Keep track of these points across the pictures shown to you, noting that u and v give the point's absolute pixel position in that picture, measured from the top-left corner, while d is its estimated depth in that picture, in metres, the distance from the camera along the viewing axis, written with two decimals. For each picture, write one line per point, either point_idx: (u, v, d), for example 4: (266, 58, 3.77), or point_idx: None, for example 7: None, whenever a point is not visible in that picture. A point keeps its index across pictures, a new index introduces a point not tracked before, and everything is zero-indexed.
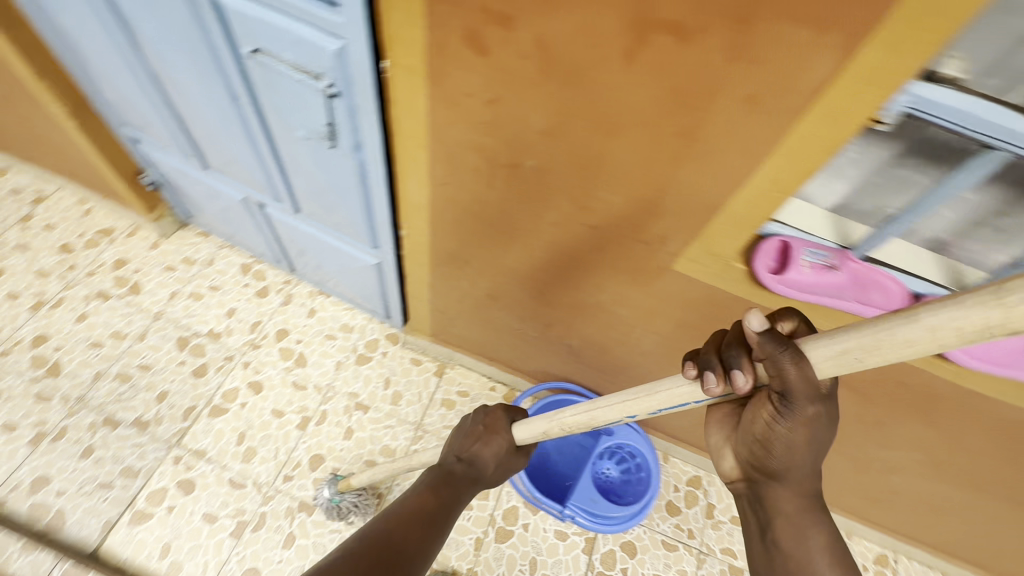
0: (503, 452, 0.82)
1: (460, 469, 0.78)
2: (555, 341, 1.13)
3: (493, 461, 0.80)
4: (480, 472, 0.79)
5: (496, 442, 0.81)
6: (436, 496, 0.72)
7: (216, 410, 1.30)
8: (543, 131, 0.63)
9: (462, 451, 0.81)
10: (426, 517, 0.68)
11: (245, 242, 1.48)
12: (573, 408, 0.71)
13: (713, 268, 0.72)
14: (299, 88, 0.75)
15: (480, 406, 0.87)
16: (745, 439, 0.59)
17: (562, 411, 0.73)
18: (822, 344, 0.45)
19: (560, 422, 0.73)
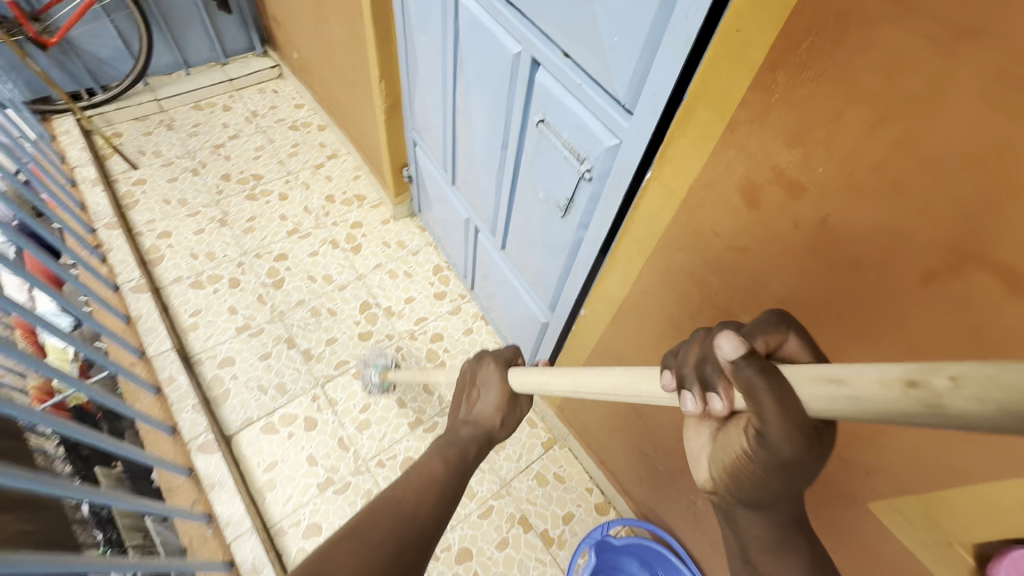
0: (509, 399, 0.80)
1: (471, 430, 0.75)
2: (678, 487, 1.01)
3: (496, 410, 0.78)
4: (487, 425, 0.77)
5: (494, 394, 0.79)
6: (447, 461, 0.66)
7: (360, 373, 1.47)
8: (779, 299, 0.58)
9: (469, 416, 0.78)
10: (433, 478, 0.61)
11: (448, 249, 1.67)
12: (559, 380, 0.68)
13: (924, 535, 0.57)
14: (560, 161, 0.83)
15: (471, 359, 0.85)
16: (719, 458, 0.49)
17: (546, 378, 0.71)
18: (812, 379, 0.37)
19: (546, 385, 0.71)
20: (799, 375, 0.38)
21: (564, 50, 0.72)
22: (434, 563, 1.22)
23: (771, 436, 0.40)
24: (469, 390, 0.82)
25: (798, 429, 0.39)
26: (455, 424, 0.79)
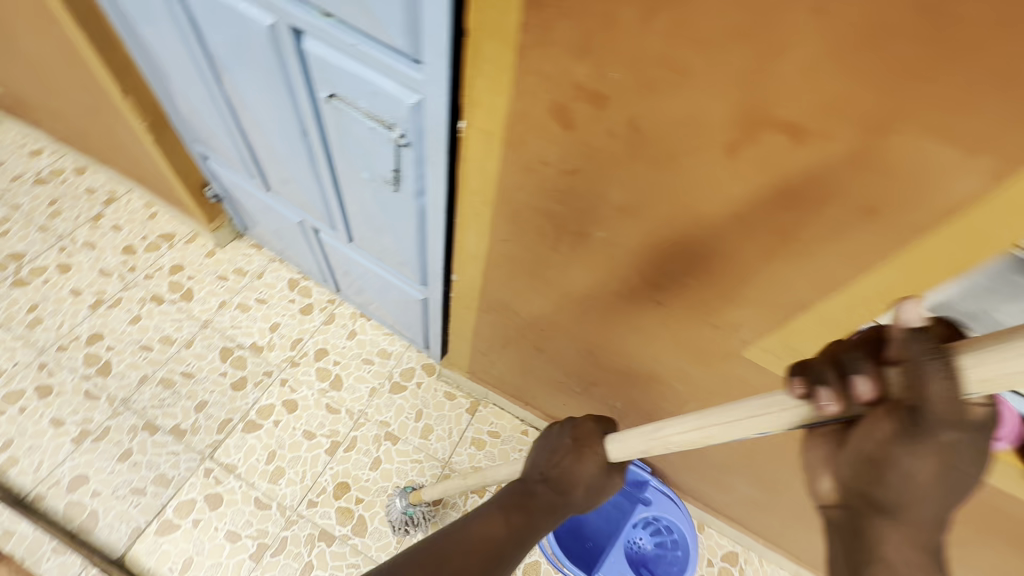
0: (594, 473, 0.68)
1: (547, 491, 0.66)
2: (598, 399, 1.08)
3: (580, 484, 0.68)
4: (564, 495, 0.67)
5: (587, 461, 0.68)
6: (508, 529, 0.60)
7: (250, 425, 1.31)
8: (620, 208, 0.59)
9: (551, 469, 0.68)
10: (487, 550, 0.57)
11: (296, 259, 1.50)
12: (676, 426, 0.55)
13: (789, 362, 0.66)
14: (369, 134, 0.74)
15: (567, 416, 0.74)
16: (848, 461, 0.41)
17: (660, 427, 0.57)
18: (990, 343, 0.32)
19: (664, 442, 0.57)
20: (973, 339, 0.33)
21: (322, 9, 0.62)
22: None
23: (933, 414, 0.34)
24: (556, 442, 0.71)
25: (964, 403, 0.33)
26: (529, 472, 0.71)
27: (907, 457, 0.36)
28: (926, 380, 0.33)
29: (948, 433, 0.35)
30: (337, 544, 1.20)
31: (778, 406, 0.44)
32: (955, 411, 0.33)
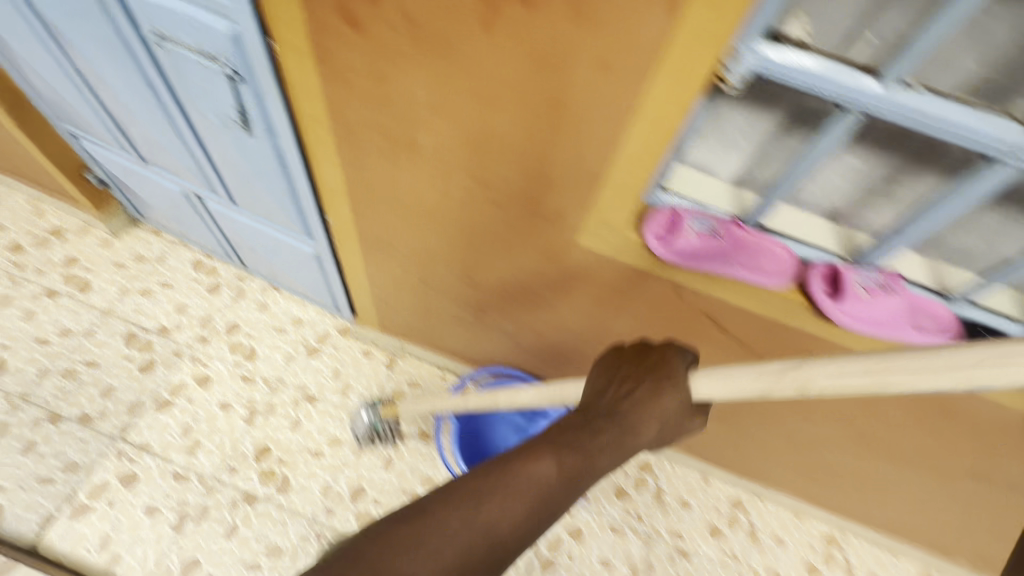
0: (666, 413, 0.57)
1: (612, 429, 0.56)
2: (493, 326, 1.13)
3: (651, 426, 0.57)
4: (633, 437, 0.56)
5: (659, 403, 0.57)
6: (563, 470, 0.52)
7: (162, 404, 1.31)
8: (429, 108, 0.64)
9: (615, 405, 0.58)
10: (535, 490, 0.50)
11: (196, 239, 1.49)
12: (828, 368, 0.45)
13: (612, 241, 0.73)
14: (204, 73, 0.77)
15: (642, 352, 0.62)
16: None
17: (801, 366, 0.47)
18: None
19: (802, 383, 0.47)
20: None
21: None
22: (333, 516, 1.23)
23: None
24: (624, 375, 0.61)
25: None
26: (588, 402, 0.62)
27: None
28: None
29: None
30: (261, 503, 1.22)
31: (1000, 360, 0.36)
32: None
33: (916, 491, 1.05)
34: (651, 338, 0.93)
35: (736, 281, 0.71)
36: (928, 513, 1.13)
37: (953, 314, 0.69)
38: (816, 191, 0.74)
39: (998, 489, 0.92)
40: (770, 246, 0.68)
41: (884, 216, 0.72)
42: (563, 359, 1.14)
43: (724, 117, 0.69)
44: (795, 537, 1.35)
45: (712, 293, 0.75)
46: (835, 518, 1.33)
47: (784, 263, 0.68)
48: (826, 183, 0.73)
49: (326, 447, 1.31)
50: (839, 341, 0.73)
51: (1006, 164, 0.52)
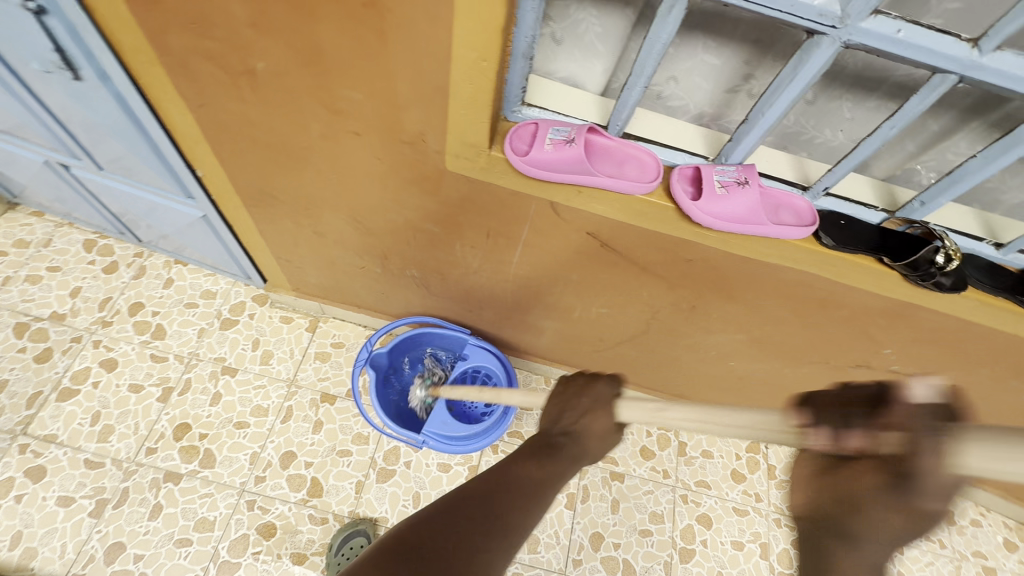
0: (609, 431, 0.63)
1: (569, 445, 0.63)
2: (400, 274, 1.11)
3: (600, 440, 0.63)
4: (585, 449, 0.63)
5: (599, 424, 0.63)
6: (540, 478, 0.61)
7: (65, 393, 1.24)
8: (250, 24, 0.60)
9: (568, 425, 0.64)
10: (522, 492, 0.59)
11: (83, 218, 1.38)
12: (680, 410, 0.55)
13: (479, 162, 0.70)
14: (4, 8, 0.68)
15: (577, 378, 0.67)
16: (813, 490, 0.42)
17: (663, 410, 0.56)
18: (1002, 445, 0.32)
19: (664, 420, 0.56)
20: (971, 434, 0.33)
21: None
22: (263, 484, 1.21)
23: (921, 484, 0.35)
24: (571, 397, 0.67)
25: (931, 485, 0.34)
26: (547, 423, 0.67)
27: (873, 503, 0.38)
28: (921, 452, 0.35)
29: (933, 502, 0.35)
30: (185, 480, 1.19)
31: (771, 427, 0.47)
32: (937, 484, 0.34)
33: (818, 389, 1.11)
34: (547, 266, 0.93)
35: (605, 191, 0.69)
36: None
37: (810, 205, 0.71)
38: (681, 95, 0.73)
39: (882, 375, 0.98)
40: (634, 152, 0.69)
41: (745, 112, 0.73)
42: (475, 300, 1.13)
43: (576, 20, 0.66)
44: (721, 449, 1.42)
45: (586, 208, 0.74)
46: None
47: (649, 168, 0.69)
48: (688, 85, 0.72)
49: (250, 417, 1.27)
50: (710, 243, 0.74)
51: (825, 34, 0.52)
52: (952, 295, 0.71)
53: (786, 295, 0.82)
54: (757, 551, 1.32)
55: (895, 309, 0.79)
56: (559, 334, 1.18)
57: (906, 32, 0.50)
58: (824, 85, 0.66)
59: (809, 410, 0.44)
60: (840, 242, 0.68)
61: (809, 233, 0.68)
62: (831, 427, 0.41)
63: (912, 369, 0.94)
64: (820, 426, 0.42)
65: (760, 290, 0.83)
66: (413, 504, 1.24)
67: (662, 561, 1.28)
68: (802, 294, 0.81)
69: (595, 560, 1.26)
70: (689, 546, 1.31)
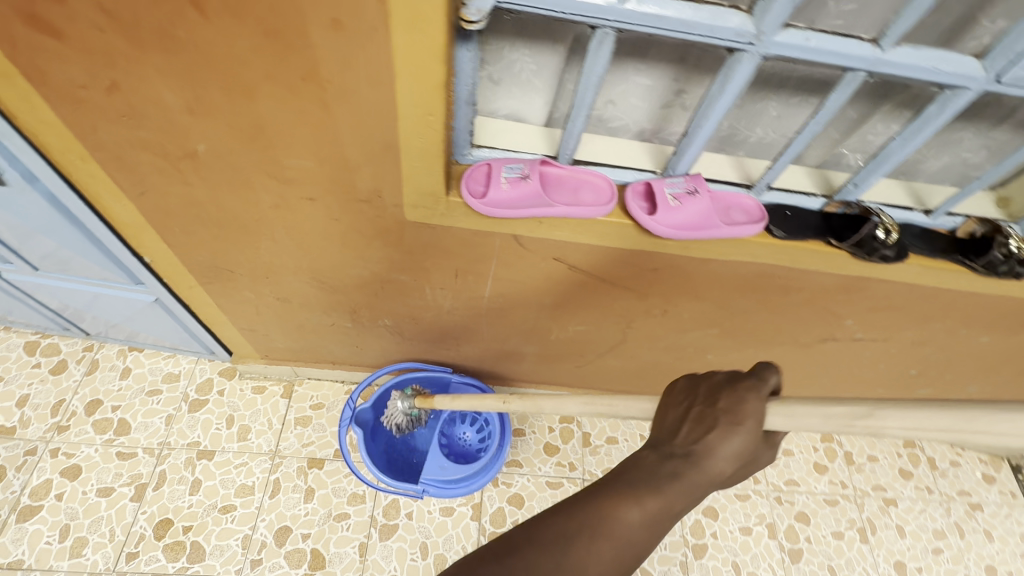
0: (737, 451, 0.52)
1: (690, 470, 0.51)
2: (372, 325, 1.09)
3: (729, 464, 0.51)
4: (710, 474, 0.51)
5: (732, 442, 0.51)
6: (645, 518, 0.49)
7: (26, 512, 1.14)
8: (185, 110, 0.58)
9: (689, 442, 0.53)
10: (619, 535, 0.49)
11: (21, 320, 1.29)
12: (901, 419, 0.45)
13: (438, 210, 0.71)
14: None
15: (702, 377, 0.56)
16: None
17: (874, 415, 0.46)
18: None
19: (870, 428, 0.47)
20: None
21: None
22: (260, 567, 1.15)
23: None
24: (698, 406, 0.54)
25: None
26: (660, 436, 0.57)
27: None
28: None
29: None
30: None
31: None
32: None
33: (793, 367, 1.15)
34: (519, 295, 0.93)
35: (566, 219, 0.70)
36: (811, 384, 1.25)
37: (757, 202, 0.75)
38: (621, 116, 0.76)
39: (847, 344, 1.04)
40: (588, 178, 0.71)
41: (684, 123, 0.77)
42: (452, 338, 1.12)
43: (511, 61, 0.68)
44: None
45: (549, 236, 0.75)
46: None
47: (605, 192, 0.71)
48: (626, 106, 0.75)
49: (236, 499, 1.21)
50: (672, 251, 0.76)
51: (744, 51, 0.55)
52: (898, 264, 0.76)
53: (750, 288, 0.86)
54: (765, 533, 1.35)
55: (850, 284, 0.83)
56: (540, 358, 1.18)
57: (816, 40, 0.54)
58: (749, 92, 0.70)
59: None
60: (789, 232, 0.73)
61: (760, 229, 0.72)
62: None
63: (873, 334, 0.99)
64: None
65: (726, 287, 0.86)
66: (422, 556, 1.20)
67: (677, 562, 1.29)
68: (764, 284, 0.85)
69: None
70: (701, 541, 1.32)
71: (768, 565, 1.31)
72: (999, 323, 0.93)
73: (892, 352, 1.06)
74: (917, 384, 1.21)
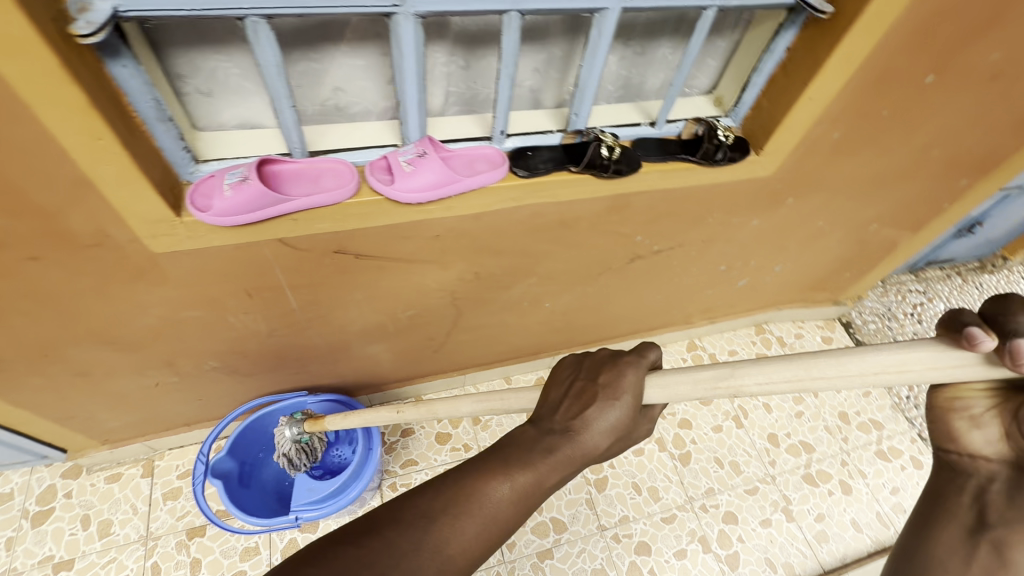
0: (614, 425, 0.59)
1: (566, 443, 0.57)
2: (201, 371, 1.04)
3: (604, 438, 0.58)
4: (583, 448, 0.57)
5: (611, 414, 0.59)
6: (514, 493, 0.53)
7: None
8: None
9: (569, 417, 0.60)
10: (493, 510, 0.52)
11: None
12: (756, 375, 0.57)
13: (180, 233, 0.69)
14: None
15: (592, 359, 0.65)
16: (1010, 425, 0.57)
17: (734, 374, 0.58)
18: None
19: (732, 387, 0.59)
20: None
21: None
22: None
23: None
24: (581, 384, 0.62)
25: None
26: (542, 414, 0.63)
27: None
28: None
29: None
30: None
31: (923, 363, 0.50)
32: None
33: (624, 292, 1.25)
34: (329, 297, 0.93)
35: (314, 209, 0.72)
36: (651, 303, 1.35)
37: (498, 150, 0.80)
38: (357, 100, 0.76)
39: (653, 257, 1.14)
40: (325, 166, 0.73)
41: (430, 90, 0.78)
42: (293, 361, 1.09)
43: (209, 69, 0.66)
44: None
45: (312, 231, 0.76)
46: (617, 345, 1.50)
47: (344, 175, 0.73)
48: (357, 90, 0.75)
49: None
50: (437, 214, 0.80)
51: (395, 14, 0.60)
52: (636, 174, 0.85)
53: (534, 229, 0.92)
54: (655, 448, 1.46)
55: (614, 203, 0.92)
56: (393, 353, 1.19)
57: None
58: (460, 50, 0.74)
59: (979, 333, 0.48)
60: (531, 169, 0.79)
61: (502, 174, 0.78)
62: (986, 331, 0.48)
63: (666, 243, 1.10)
64: (980, 333, 0.48)
65: (512, 234, 0.91)
66: None
67: (583, 501, 1.36)
68: (543, 223, 0.91)
69: (527, 534, 1.30)
70: (601, 475, 1.40)
71: (664, 475, 1.42)
72: (755, 204, 1.06)
73: (694, 254, 1.18)
74: (734, 277, 1.35)
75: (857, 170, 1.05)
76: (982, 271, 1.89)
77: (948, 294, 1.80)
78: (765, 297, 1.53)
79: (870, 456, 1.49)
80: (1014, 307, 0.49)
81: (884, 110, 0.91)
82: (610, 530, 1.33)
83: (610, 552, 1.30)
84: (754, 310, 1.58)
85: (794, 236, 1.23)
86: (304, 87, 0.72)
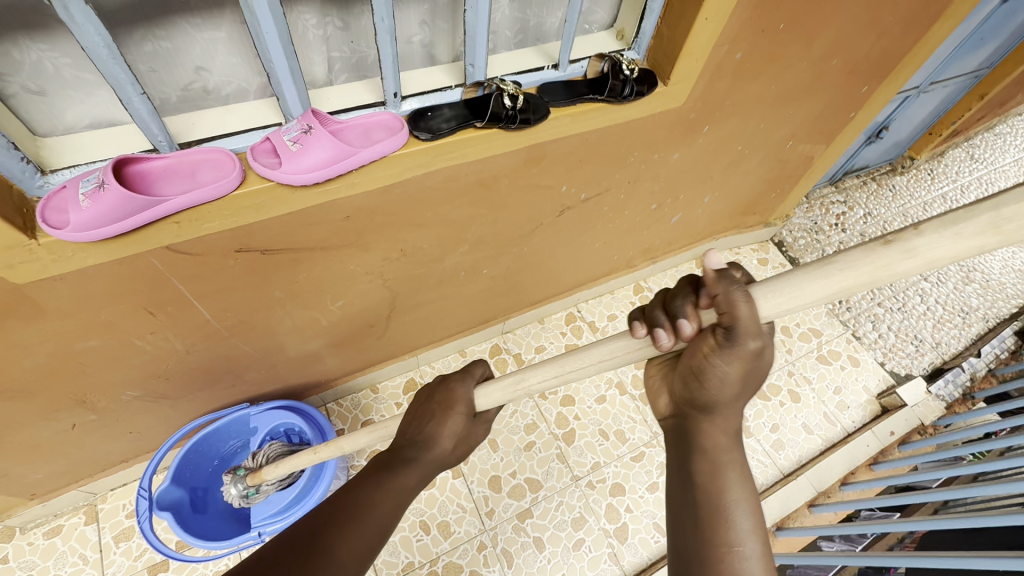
0: (461, 426, 0.70)
1: (419, 451, 0.66)
2: (122, 403, 0.95)
3: (451, 439, 0.69)
4: (435, 451, 0.67)
5: (456, 418, 0.70)
6: (387, 494, 0.59)
7: None
8: None
9: (419, 432, 0.69)
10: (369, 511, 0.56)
11: None
12: (539, 373, 0.67)
13: (43, 257, 0.61)
14: None
15: (429, 383, 0.75)
16: None
17: (523, 377, 0.68)
18: (795, 286, 0.49)
19: (525, 387, 0.68)
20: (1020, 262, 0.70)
21: None
22: None
23: (740, 332, 0.51)
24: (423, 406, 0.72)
25: (745, 350, 0.52)
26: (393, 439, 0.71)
27: (723, 363, 0.52)
28: (732, 303, 0.51)
29: (751, 342, 0.51)
30: None
31: (625, 349, 0.61)
32: (749, 324, 0.51)
33: (561, 245, 1.23)
34: (244, 300, 0.86)
35: (197, 206, 0.65)
36: (590, 253, 1.35)
37: (395, 113, 0.74)
38: (225, 79, 0.68)
39: (583, 205, 1.12)
40: (199, 159, 0.65)
41: (308, 59, 0.71)
42: (224, 374, 1.02)
43: (31, 63, 0.56)
44: (549, 338, 1.48)
45: (203, 232, 0.69)
46: (565, 299, 1.49)
47: (226, 164, 0.65)
48: (223, 68, 0.67)
49: None
50: (341, 192, 0.74)
51: None
52: (546, 121, 0.82)
53: (452, 194, 0.88)
54: (616, 392, 1.49)
55: (530, 155, 0.89)
56: (334, 348, 1.13)
57: None
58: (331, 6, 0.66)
59: (642, 323, 0.59)
60: (434, 131, 0.74)
61: (404, 139, 0.73)
62: (658, 326, 0.57)
63: (592, 188, 1.08)
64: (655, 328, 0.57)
65: (430, 203, 0.87)
66: None
67: (555, 457, 1.38)
68: (460, 186, 0.87)
69: (503, 499, 1.31)
70: (568, 429, 1.42)
71: (628, 417, 1.45)
72: (673, 136, 1.05)
73: (622, 196, 1.17)
74: (667, 214, 1.36)
75: (763, 88, 1.06)
76: (893, 174, 1.99)
77: (866, 200, 1.90)
78: (700, 228, 1.55)
79: (814, 362, 1.54)
80: (659, 304, 0.59)
81: (780, 22, 0.91)
82: (584, 478, 1.36)
83: (586, 499, 1.33)
84: (692, 243, 1.61)
85: (716, 165, 1.24)
86: (159, 73, 0.63)
